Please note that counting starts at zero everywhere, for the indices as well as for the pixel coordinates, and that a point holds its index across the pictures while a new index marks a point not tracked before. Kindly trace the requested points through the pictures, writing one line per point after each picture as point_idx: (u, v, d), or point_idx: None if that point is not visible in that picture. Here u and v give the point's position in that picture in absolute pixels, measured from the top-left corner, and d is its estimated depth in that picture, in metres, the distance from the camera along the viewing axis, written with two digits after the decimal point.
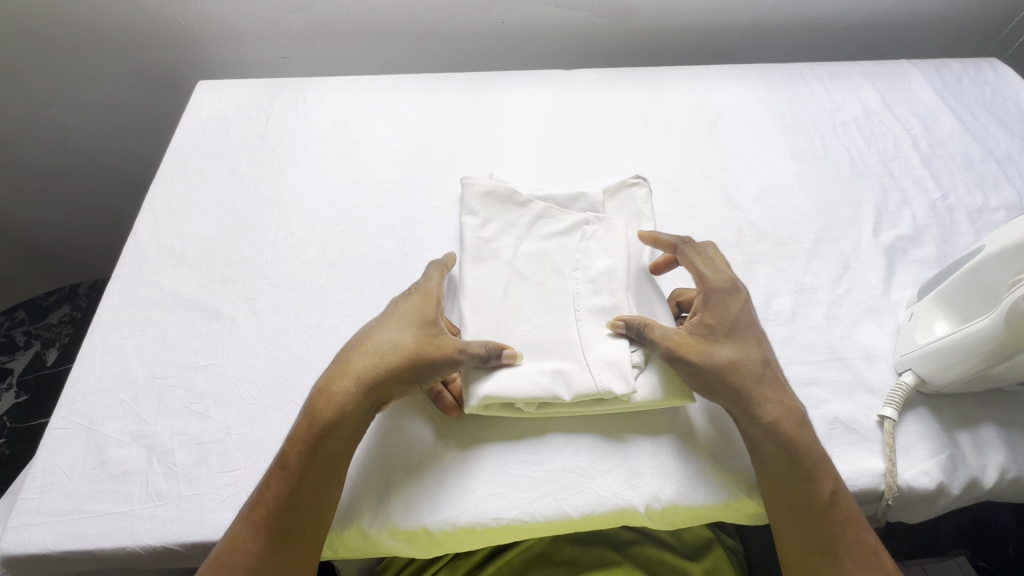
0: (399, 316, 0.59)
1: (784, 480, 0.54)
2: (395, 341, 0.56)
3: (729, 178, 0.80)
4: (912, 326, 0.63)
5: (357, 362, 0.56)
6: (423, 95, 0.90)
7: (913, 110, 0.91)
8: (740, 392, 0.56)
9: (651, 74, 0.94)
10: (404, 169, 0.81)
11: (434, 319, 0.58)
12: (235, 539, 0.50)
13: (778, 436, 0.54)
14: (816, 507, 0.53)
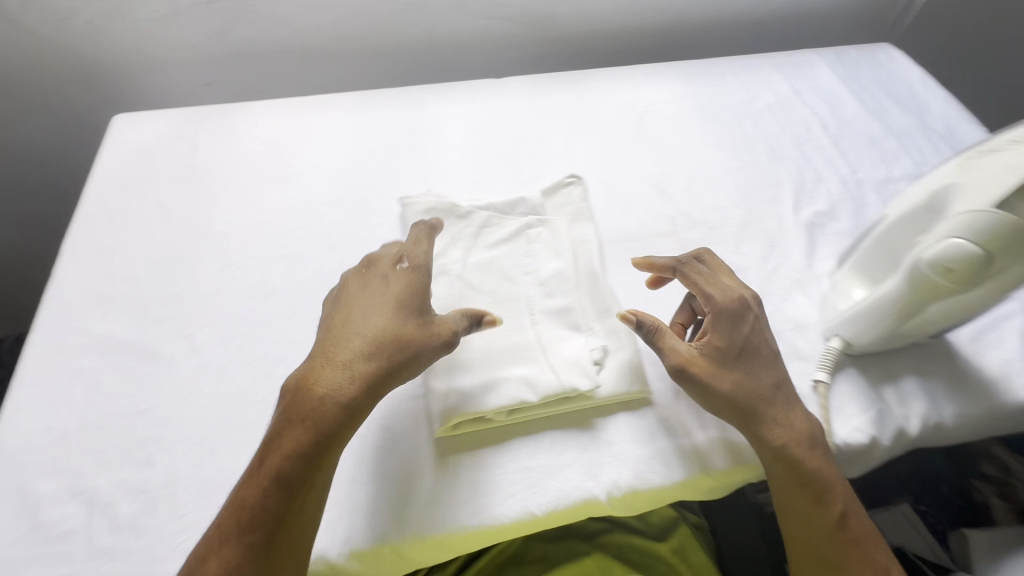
0: (386, 300, 0.57)
1: (797, 498, 0.55)
2: (389, 333, 0.55)
3: (659, 172, 0.84)
4: (835, 296, 0.67)
5: (353, 347, 0.54)
6: (355, 112, 0.90)
7: (819, 94, 0.98)
8: (752, 412, 0.56)
9: (578, 78, 0.97)
10: (342, 188, 0.80)
11: (422, 305, 0.57)
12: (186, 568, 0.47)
13: (794, 458, 0.55)
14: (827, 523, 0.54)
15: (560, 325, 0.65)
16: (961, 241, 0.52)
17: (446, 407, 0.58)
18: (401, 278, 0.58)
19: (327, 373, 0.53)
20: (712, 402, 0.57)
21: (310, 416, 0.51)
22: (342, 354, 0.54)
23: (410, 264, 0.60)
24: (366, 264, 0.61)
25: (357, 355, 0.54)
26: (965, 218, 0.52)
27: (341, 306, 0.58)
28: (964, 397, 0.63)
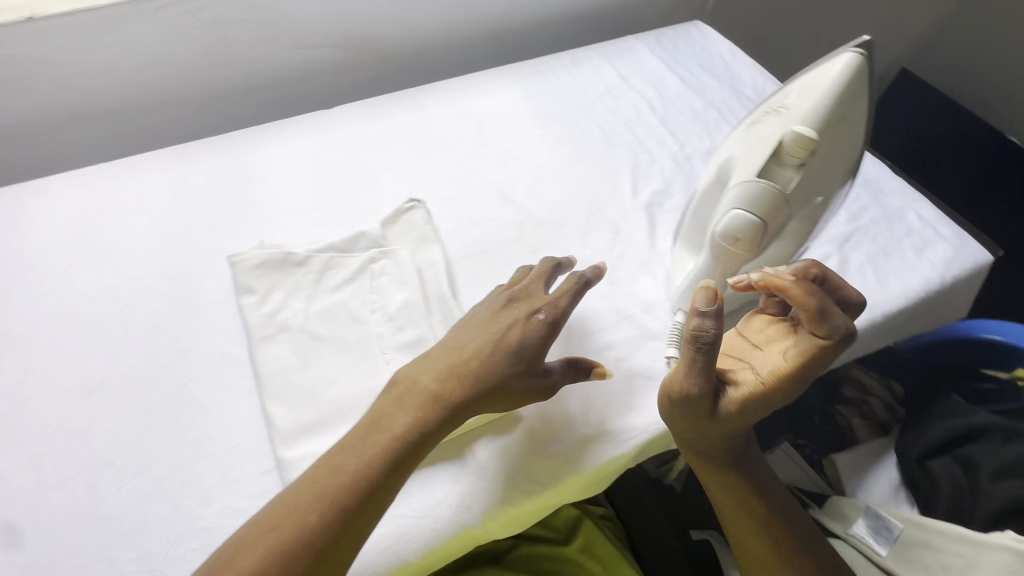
0: (526, 342, 0.56)
1: (748, 519, 0.60)
2: (438, 399, 0.52)
3: (503, 178, 0.85)
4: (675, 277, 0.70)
5: (438, 382, 0.53)
6: (172, 168, 0.83)
7: (645, 78, 1.03)
8: (721, 434, 0.57)
9: (412, 96, 0.96)
10: (164, 256, 0.73)
11: (532, 356, 0.56)
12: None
13: (742, 483, 0.60)
14: (773, 542, 0.59)
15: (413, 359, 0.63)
16: (745, 210, 0.56)
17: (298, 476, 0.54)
18: (531, 327, 0.57)
19: (384, 425, 0.51)
20: (687, 424, 0.56)
21: (352, 461, 0.49)
22: (433, 388, 0.53)
23: (547, 315, 0.58)
24: (507, 298, 0.60)
25: (439, 387, 0.53)
26: (742, 188, 0.56)
27: (478, 333, 0.57)
28: None
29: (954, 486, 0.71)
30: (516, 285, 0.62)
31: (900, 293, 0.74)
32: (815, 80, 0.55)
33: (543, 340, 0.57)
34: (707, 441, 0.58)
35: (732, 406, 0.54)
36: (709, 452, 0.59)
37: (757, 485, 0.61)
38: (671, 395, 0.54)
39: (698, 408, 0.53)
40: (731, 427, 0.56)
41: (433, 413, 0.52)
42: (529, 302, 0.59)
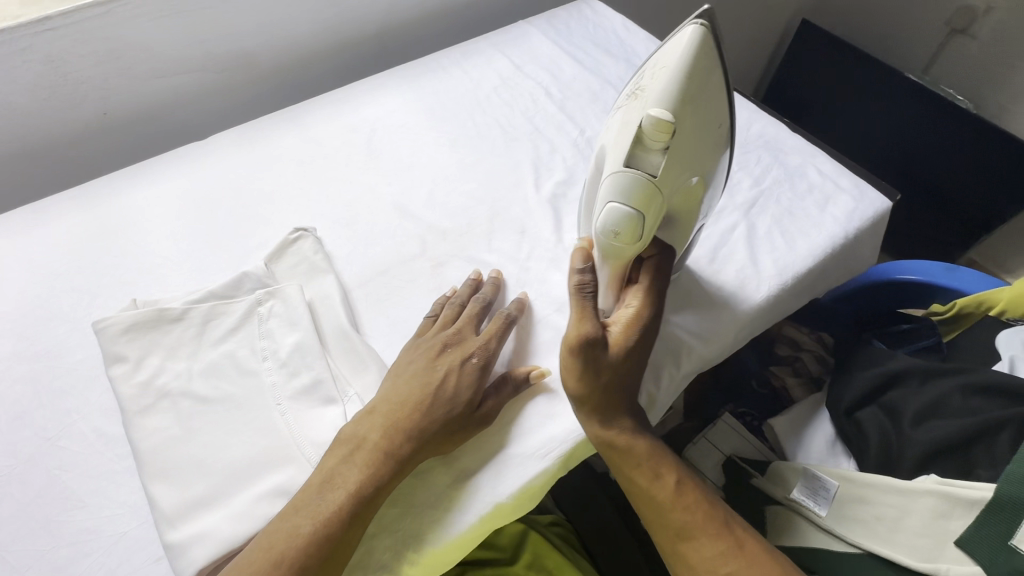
0: (464, 386, 0.57)
1: (654, 497, 0.55)
2: (382, 455, 0.52)
3: (399, 191, 0.80)
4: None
5: (383, 436, 0.52)
6: (24, 232, 0.74)
7: (539, 64, 0.99)
8: (614, 398, 0.55)
9: (294, 113, 0.89)
10: (22, 333, 0.65)
11: (472, 397, 0.56)
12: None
13: (647, 456, 0.56)
14: (680, 519, 0.54)
15: (312, 405, 0.58)
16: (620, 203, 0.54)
17: (188, 563, 0.49)
18: (466, 373, 0.57)
19: (332, 485, 0.50)
20: (589, 381, 0.54)
21: (306, 522, 0.48)
22: (379, 442, 0.52)
23: (482, 358, 0.59)
24: (440, 344, 0.59)
25: (389, 442, 0.52)
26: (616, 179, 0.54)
27: (409, 381, 0.56)
28: (711, 318, 0.68)
29: (882, 432, 0.71)
30: (447, 329, 0.61)
31: (808, 252, 0.73)
32: (668, 55, 0.52)
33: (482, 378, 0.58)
34: (603, 409, 0.55)
35: (623, 339, 0.56)
36: (608, 423, 0.55)
37: (663, 460, 0.56)
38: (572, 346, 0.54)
39: (598, 350, 0.54)
40: (625, 380, 0.56)
41: (378, 468, 0.51)
42: (463, 345, 0.59)
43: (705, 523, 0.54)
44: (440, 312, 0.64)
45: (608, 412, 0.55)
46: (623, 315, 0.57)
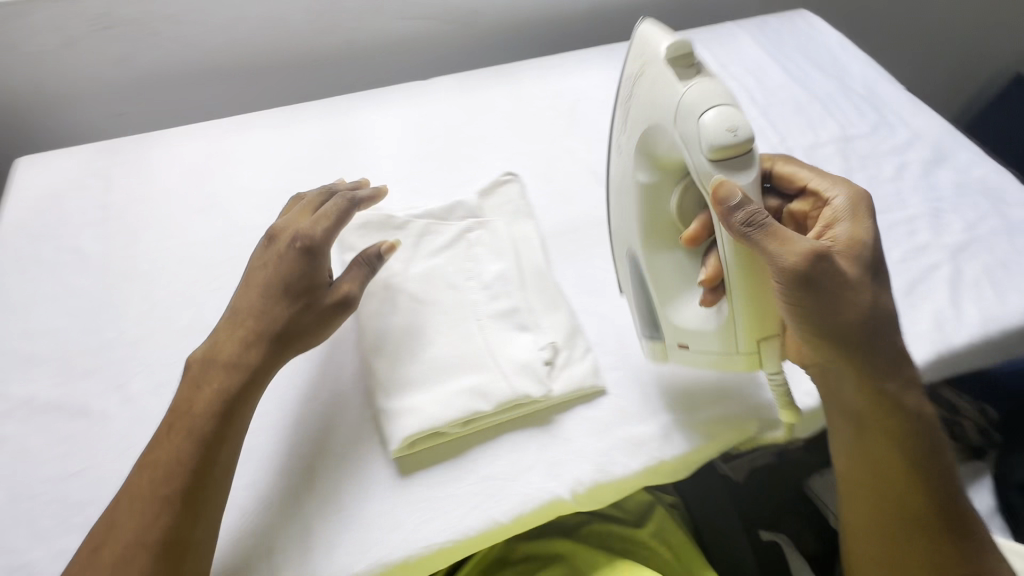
0: (286, 276, 0.58)
1: (892, 475, 0.54)
2: (244, 348, 0.56)
3: (595, 159, 0.84)
4: (675, 354, 0.59)
5: (231, 351, 0.56)
6: (279, 129, 0.86)
7: (745, 66, 0.99)
8: (878, 343, 0.52)
9: (507, 71, 0.96)
10: (272, 210, 0.77)
11: (314, 281, 0.60)
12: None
13: (905, 431, 0.54)
14: (926, 502, 0.53)
15: (508, 328, 0.64)
16: (715, 127, 0.47)
17: (399, 429, 0.57)
18: (288, 262, 0.59)
19: (182, 422, 0.52)
20: (856, 313, 0.51)
21: (170, 450, 0.51)
22: (225, 358, 0.55)
23: (304, 240, 0.60)
24: (267, 235, 0.61)
25: (240, 352, 0.56)
26: (686, 140, 0.50)
27: (230, 334, 0.57)
28: None
29: None
30: (283, 220, 0.64)
31: (1021, 310, 0.69)
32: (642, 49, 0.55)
33: (292, 291, 0.59)
34: (866, 353, 0.52)
35: (850, 241, 0.54)
36: (866, 370, 0.52)
37: (920, 436, 0.54)
38: (797, 267, 0.48)
39: (829, 272, 0.49)
40: (888, 321, 0.53)
41: (246, 359, 0.55)
42: (244, 304, 0.58)
43: (949, 510, 0.53)
44: (288, 203, 0.67)
45: (870, 359, 0.52)
46: (836, 211, 0.56)
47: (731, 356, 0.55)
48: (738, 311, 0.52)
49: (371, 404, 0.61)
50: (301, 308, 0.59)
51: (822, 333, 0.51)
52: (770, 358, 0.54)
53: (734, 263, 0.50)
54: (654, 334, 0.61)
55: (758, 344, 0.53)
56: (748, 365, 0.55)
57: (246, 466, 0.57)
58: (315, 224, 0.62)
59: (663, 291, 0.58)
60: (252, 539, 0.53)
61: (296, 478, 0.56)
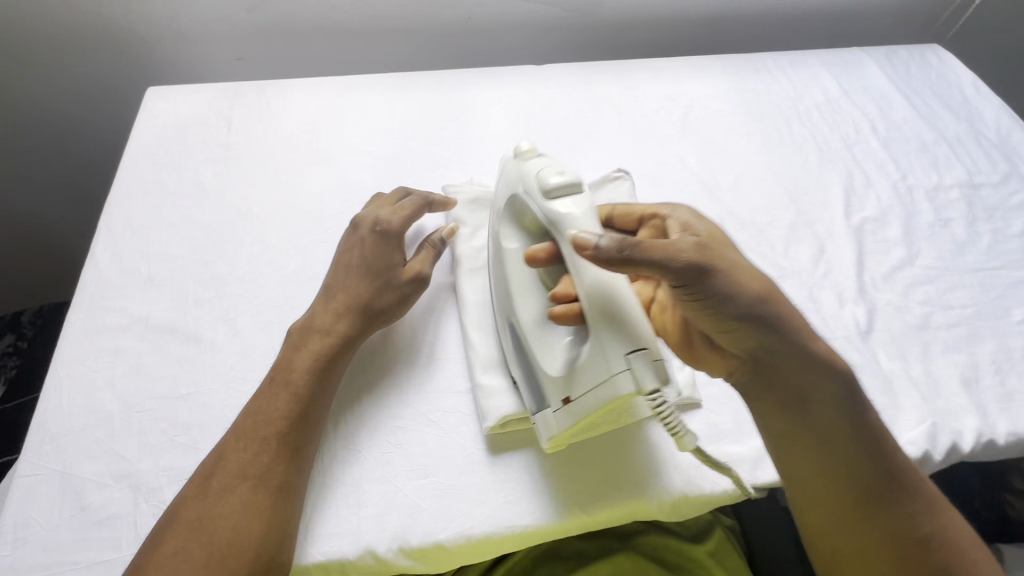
0: (370, 257, 0.61)
1: (843, 458, 0.51)
2: (331, 318, 0.58)
3: (705, 169, 0.82)
4: (564, 414, 0.52)
5: (324, 318, 0.58)
6: (394, 95, 0.87)
7: (869, 95, 0.95)
8: (782, 312, 0.52)
9: (621, 67, 0.95)
10: (382, 173, 0.78)
11: (394, 261, 0.61)
12: (159, 561, 0.44)
13: (837, 407, 0.52)
14: (879, 476, 0.50)
15: None
16: (548, 174, 0.56)
17: (496, 407, 0.57)
18: (372, 245, 0.61)
19: (281, 377, 0.54)
20: (749, 284, 0.51)
21: (265, 405, 0.52)
22: (320, 324, 0.57)
23: (385, 224, 0.63)
24: (353, 223, 0.64)
25: (333, 320, 0.58)
26: (532, 195, 0.56)
27: (323, 305, 0.59)
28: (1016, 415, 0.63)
29: None
30: (365, 210, 0.66)
31: None
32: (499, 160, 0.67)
33: (373, 270, 0.60)
34: (774, 325, 0.52)
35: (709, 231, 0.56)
36: (772, 342, 0.52)
37: (853, 409, 0.52)
38: (688, 261, 0.50)
39: (714, 262, 0.51)
40: (777, 292, 0.53)
41: (338, 327, 0.57)
42: (335, 280, 0.60)
43: (903, 478, 0.51)
44: (371, 197, 0.69)
45: (778, 329, 0.52)
46: (683, 221, 0.58)
47: (607, 383, 0.47)
48: (601, 334, 0.48)
49: (467, 378, 0.62)
50: (383, 283, 0.60)
51: (732, 313, 0.51)
52: (632, 375, 0.46)
53: (591, 288, 0.49)
54: (544, 406, 0.54)
55: (627, 359, 0.46)
56: (616, 392, 0.47)
57: (344, 418, 0.58)
58: (388, 214, 0.64)
59: (543, 349, 0.54)
60: (342, 489, 0.54)
61: (388, 437, 0.57)
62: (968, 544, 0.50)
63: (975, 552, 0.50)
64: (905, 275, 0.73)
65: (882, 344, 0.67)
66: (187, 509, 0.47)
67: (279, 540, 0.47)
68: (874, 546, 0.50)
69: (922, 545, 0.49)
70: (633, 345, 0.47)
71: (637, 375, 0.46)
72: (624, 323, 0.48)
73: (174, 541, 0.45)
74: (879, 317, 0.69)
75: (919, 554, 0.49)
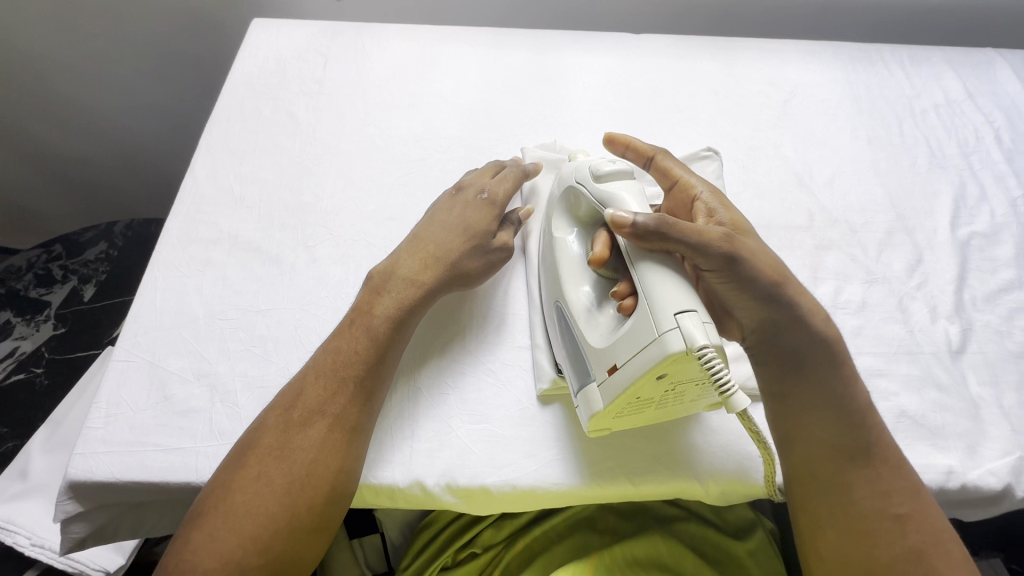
0: (466, 220, 0.62)
1: (843, 475, 0.49)
2: (417, 269, 0.59)
3: (802, 160, 0.78)
4: (607, 386, 0.48)
5: (411, 267, 0.59)
6: (486, 50, 0.87)
7: (998, 102, 0.86)
8: (793, 291, 0.52)
9: (723, 44, 0.90)
10: (467, 126, 0.78)
11: (490, 227, 0.62)
12: (244, 476, 0.47)
13: (827, 393, 0.51)
14: (859, 450, 0.50)
15: None
16: (600, 161, 0.57)
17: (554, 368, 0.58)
18: (472, 211, 0.63)
19: (362, 319, 0.56)
20: (764, 265, 0.51)
21: (345, 345, 0.54)
22: (407, 272, 0.59)
23: (490, 194, 0.64)
24: (456, 186, 0.66)
25: (418, 271, 0.59)
26: (584, 180, 0.57)
27: (411, 254, 0.60)
28: None
29: None
30: (466, 177, 0.68)
31: None
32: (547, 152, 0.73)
33: (471, 232, 0.61)
34: (787, 303, 0.51)
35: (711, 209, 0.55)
36: (784, 318, 0.51)
37: (847, 390, 0.51)
38: (721, 251, 0.49)
39: (737, 256, 0.49)
40: (782, 270, 0.54)
41: (423, 278, 0.58)
42: (427, 233, 0.62)
43: (884, 458, 0.50)
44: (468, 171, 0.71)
45: (790, 304, 0.51)
46: (707, 199, 0.56)
47: (654, 345, 0.44)
48: (652, 296, 0.46)
49: (529, 336, 0.62)
50: (475, 246, 0.61)
51: (754, 292, 0.50)
52: (682, 334, 0.43)
53: (645, 268, 0.48)
54: (588, 382, 0.51)
55: (676, 318, 0.44)
56: (662, 352, 0.43)
57: (409, 360, 0.59)
58: (484, 183, 0.65)
59: (587, 324, 0.52)
60: (401, 423, 0.56)
61: (447, 382, 0.58)
62: (947, 534, 0.47)
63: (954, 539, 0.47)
64: (1011, 298, 0.67)
65: (974, 367, 0.62)
66: (268, 431, 0.49)
67: (350, 472, 0.50)
68: (841, 516, 0.48)
69: (896, 521, 0.47)
70: (682, 305, 0.44)
71: (686, 333, 0.43)
72: (674, 289, 0.46)
73: (257, 463, 0.48)
74: (974, 339, 0.64)
75: (891, 531, 0.47)
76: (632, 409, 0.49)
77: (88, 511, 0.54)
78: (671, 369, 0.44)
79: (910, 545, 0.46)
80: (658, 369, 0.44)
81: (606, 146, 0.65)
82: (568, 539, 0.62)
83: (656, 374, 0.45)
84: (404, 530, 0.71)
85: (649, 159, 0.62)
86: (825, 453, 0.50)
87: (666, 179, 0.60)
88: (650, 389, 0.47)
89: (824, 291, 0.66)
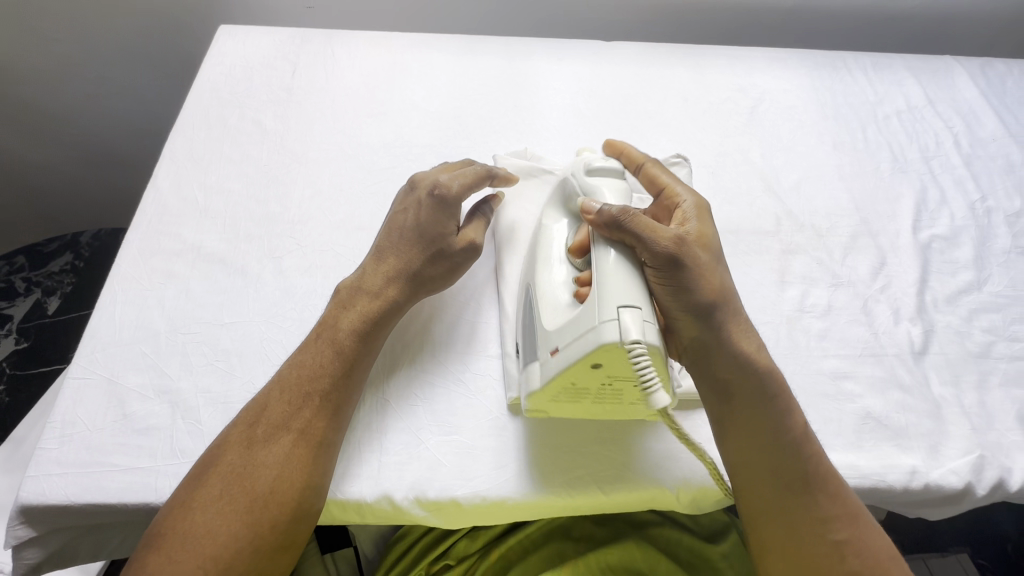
0: (420, 222, 0.60)
1: (786, 497, 0.49)
2: (380, 282, 0.58)
3: (768, 165, 0.79)
4: (545, 365, 0.49)
5: (373, 278, 0.58)
6: (457, 57, 0.87)
7: (956, 108, 0.89)
8: (731, 316, 0.51)
9: (692, 51, 0.91)
10: (438, 134, 0.78)
11: (449, 228, 0.60)
12: (203, 499, 0.46)
13: (766, 408, 0.51)
14: (798, 476, 0.50)
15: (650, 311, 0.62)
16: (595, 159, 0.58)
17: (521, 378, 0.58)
18: (424, 211, 0.60)
19: (329, 332, 0.55)
20: (706, 281, 0.50)
21: (308, 360, 0.53)
22: (370, 283, 0.58)
23: (445, 188, 0.61)
24: (411, 183, 0.63)
25: (383, 283, 0.58)
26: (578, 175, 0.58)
27: (376, 265, 0.59)
28: None
29: None
30: (422, 173, 0.65)
31: None
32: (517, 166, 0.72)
33: (429, 236, 0.59)
34: (720, 326, 0.50)
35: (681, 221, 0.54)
36: (710, 339, 0.50)
37: (795, 392, 0.52)
38: (665, 254, 0.48)
39: (682, 269, 0.48)
40: (733, 296, 0.52)
41: (385, 290, 0.58)
42: (387, 242, 0.60)
43: (823, 483, 0.50)
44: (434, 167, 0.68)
45: (724, 326, 0.51)
46: (685, 210, 0.55)
47: (590, 331, 0.45)
48: (603, 288, 0.46)
49: (499, 345, 0.62)
50: (436, 252, 0.59)
51: (686, 306, 0.49)
52: (618, 326, 0.44)
53: (602, 253, 0.49)
54: (531, 360, 0.52)
55: (617, 311, 0.44)
56: (597, 340, 0.44)
57: (377, 374, 0.58)
58: (435, 178, 0.62)
59: (549, 303, 0.52)
60: (366, 438, 0.55)
61: (417, 393, 0.58)
62: (883, 554, 0.49)
63: (889, 560, 0.49)
64: (971, 299, 0.69)
65: (936, 368, 0.63)
66: (230, 451, 0.48)
67: (316, 490, 0.49)
68: (788, 538, 0.49)
69: (836, 548, 0.49)
70: (627, 300, 0.45)
71: (623, 326, 0.44)
72: (627, 283, 0.46)
73: (218, 483, 0.47)
74: (936, 340, 0.65)
75: (831, 556, 0.48)
76: (569, 394, 0.51)
77: (41, 536, 0.52)
78: (604, 359, 0.45)
79: (849, 569, 0.48)
80: (591, 356, 0.45)
81: (605, 148, 0.67)
82: (543, 548, 0.62)
83: (590, 361, 0.46)
84: (378, 542, 0.70)
85: (640, 165, 0.62)
86: (755, 451, 0.50)
87: (653, 187, 0.60)
88: (585, 375, 0.48)
89: (791, 295, 0.67)
